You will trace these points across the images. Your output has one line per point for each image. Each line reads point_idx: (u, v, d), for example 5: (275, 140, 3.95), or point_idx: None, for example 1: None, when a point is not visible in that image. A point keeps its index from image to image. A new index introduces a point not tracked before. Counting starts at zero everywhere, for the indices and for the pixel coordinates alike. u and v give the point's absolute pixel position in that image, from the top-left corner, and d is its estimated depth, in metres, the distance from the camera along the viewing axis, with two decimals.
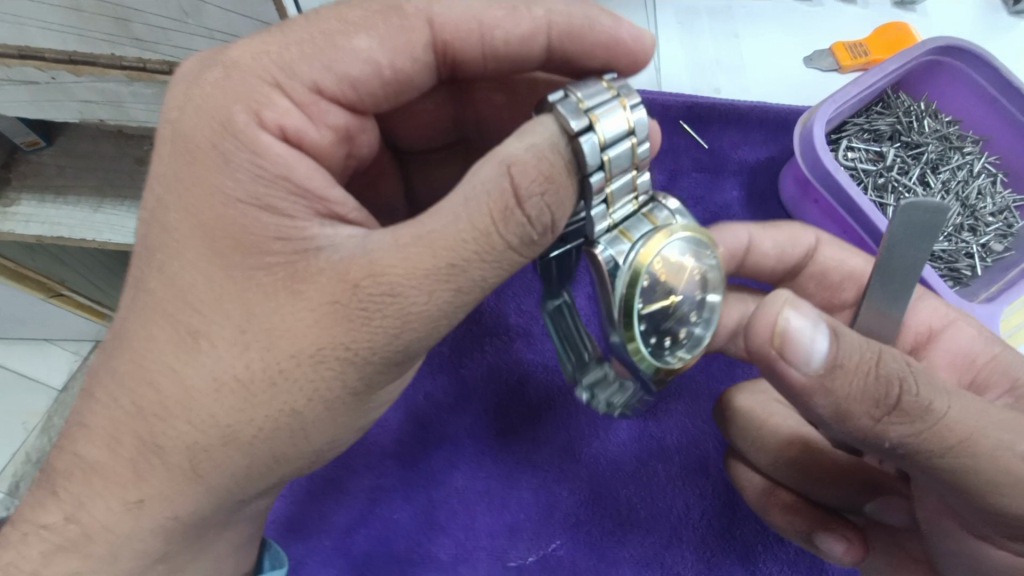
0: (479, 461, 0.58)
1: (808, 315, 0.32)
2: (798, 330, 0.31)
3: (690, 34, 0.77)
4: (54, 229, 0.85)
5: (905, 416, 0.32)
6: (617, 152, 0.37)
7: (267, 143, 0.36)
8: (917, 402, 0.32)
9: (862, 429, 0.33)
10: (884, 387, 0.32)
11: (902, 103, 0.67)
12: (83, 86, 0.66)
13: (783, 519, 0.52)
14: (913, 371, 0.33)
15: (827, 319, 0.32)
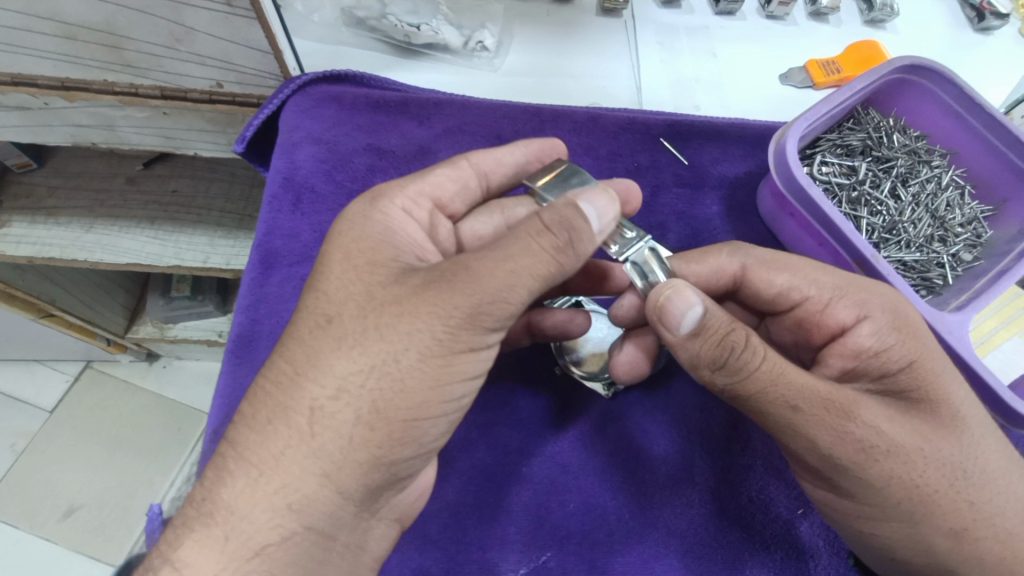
0: (470, 475, 0.59)
1: (687, 291, 0.46)
2: (682, 303, 0.45)
3: (671, 53, 0.79)
4: (44, 250, 0.85)
5: (728, 370, 0.45)
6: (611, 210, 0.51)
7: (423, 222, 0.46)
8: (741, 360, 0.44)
9: (704, 376, 0.47)
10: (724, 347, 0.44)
11: (872, 119, 0.69)
12: (76, 109, 0.68)
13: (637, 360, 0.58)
14: (751, 341, 0.44)
15: (703, 303, 0.45)
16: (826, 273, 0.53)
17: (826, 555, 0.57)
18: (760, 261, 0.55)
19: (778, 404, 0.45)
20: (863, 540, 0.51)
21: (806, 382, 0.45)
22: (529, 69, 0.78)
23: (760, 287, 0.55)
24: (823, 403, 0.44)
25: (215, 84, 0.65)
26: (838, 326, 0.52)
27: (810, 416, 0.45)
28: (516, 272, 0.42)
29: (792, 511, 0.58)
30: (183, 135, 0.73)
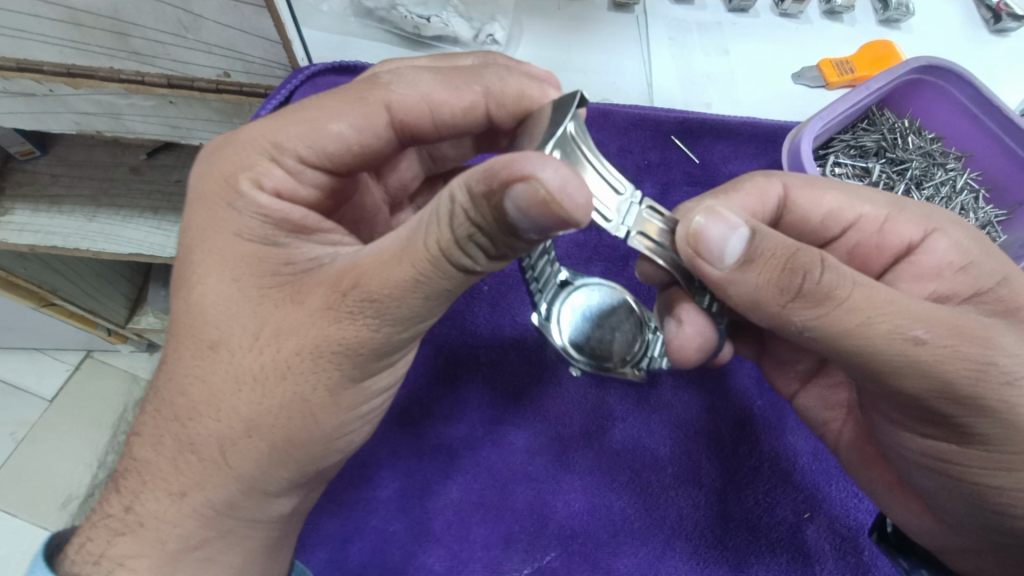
0: (475, 472, 0.58)
1: (727, 214, 0.40)
2: (721, 224, 0.39)
3: (682, 49, 0.78)
4: (48, 239, 0.85)
5: (812, 301, 0.38)
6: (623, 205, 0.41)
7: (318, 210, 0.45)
8: (825, 286, 0.38)
9: (773, 314, 0.40)
10: (794, 275, 0.38)
11: (886, 120, 0.68)
12: (81, 97, 0.67)
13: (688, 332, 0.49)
14: (828, 263, 0.39)
15: (747, 223, 0.40)
16: (876, 194, 0.52)
17: (832, 559, 0.57)
18: (804, 184, 0.53)
19: (889, 339, 0.38)
20: (977, 502, 0.43)
21: (915, 308, 0.39)
22: (538, 63, 0.77)
23: (806, 212, 0.53)
24: (944, 328, 0.38)
25: (222, 73, 0.64)
26: (903, 244, 0.51)
27: (935, 349, 0.37)
28: (366, 282, 0.36)
29: (798, 515, 0.58)
30: (189, 124, 0.72)
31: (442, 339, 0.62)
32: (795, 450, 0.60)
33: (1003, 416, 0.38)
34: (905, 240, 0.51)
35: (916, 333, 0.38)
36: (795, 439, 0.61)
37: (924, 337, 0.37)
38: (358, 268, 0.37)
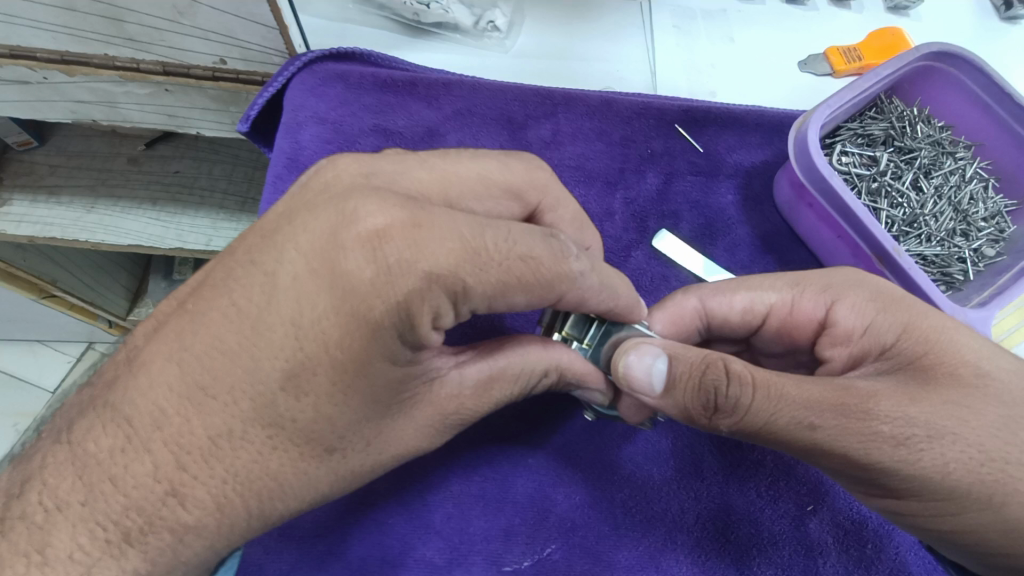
0: (475, 466, 0.57)
1: (641, 353, 0.45)
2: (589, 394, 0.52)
3: (687, 37, 0.77)
4: (46, 230, 0.84)
5: (726, 411, 0.42)
6: (578, 334, 0.51)
7: None
8: (727, 396, 0.41)
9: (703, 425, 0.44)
10: (704, 390, 0.42)
11: (894, 108, 0.67)
12: (77, 85, 0.66)
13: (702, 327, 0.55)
14: (731, 371, 0.42)
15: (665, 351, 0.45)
16: (775, 278, 0.53)
17: (834, 553, 0.56)
18: (713, 292, 0.54)
19: (796, 423, 0.41)
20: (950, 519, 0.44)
21: (805, 394, 0.41)
22: (540, 51, 0.75)
23: (725, 314, 0.54)
24: (830, 411, 0.41)
25: (218, 60, 0.63)
26: (814, 320, 0.51)
27: (829, 429, 0.41)
28: (462, 410, 0.47)
29: (801, 508, 0.57)
30: (186, 113, 0.72)
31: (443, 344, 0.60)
32: None
33: (914, 460, 0.41)
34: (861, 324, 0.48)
35: (810, 418, 0.41)
36: None
37: (817, 422, 0.41)
38: (461, 398, 0.46)
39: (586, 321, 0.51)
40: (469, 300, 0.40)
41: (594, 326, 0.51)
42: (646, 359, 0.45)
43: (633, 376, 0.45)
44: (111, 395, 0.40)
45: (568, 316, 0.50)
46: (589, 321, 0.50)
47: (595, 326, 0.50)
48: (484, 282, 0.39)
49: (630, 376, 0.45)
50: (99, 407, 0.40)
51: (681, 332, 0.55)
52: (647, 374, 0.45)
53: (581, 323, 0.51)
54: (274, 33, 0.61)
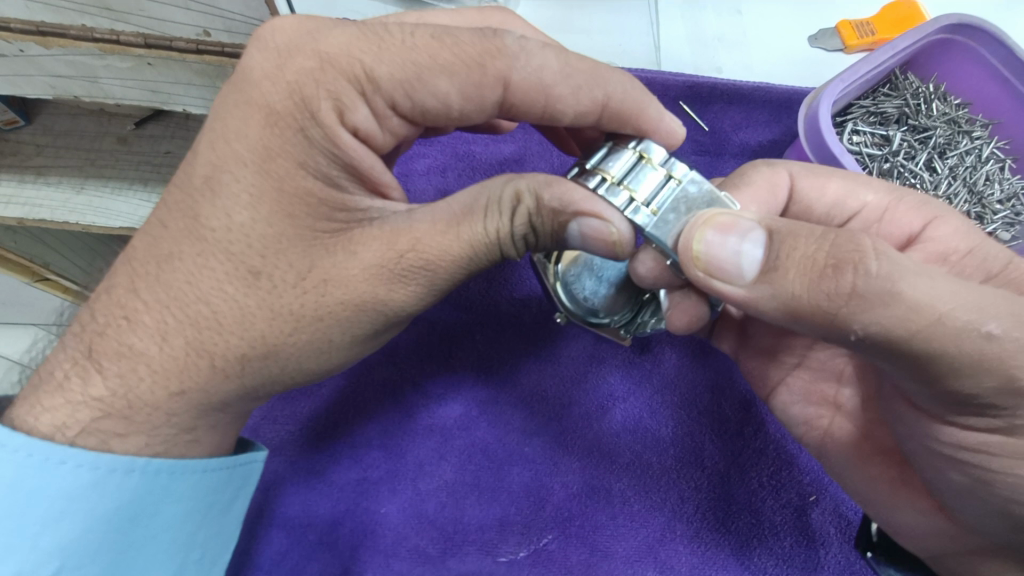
0: (469, 453, 0.56)
1: (739, 224, 0.35)
2: (594, 225, 0.37)
3: (693, 10, 0.74)
4: (34, 211, 0.83)
5: (868, 302, 0.32)
6: (639, 180, 0.39)
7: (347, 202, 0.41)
8: (880, 284, 0.32)
9: (818, 322, 0.34)
10: (834, 275, 0.32)
11: (910, 85, 0.64)
12: (54, 58, 0.63)
13: (803, 208, 0.49)
14: (885, 252, 0.32)
15: (759, 226, 0.35)
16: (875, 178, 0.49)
17: (836, 543, 0.55)
18: (807, 171, 0.48)
19: (958, 340, 0.33)
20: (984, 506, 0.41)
21: (977, 296, 0.33)
22: (539, 24, 0.72)
23: (813, 201, 0.49)
24: (1011, 317, 0.33)
25: (201, 31, 0.60)
26: (903, 235, 0.48)
27: (1010, 343, 0.32)
28: (423, 249, 0.39)
29: (803, 498, 0.56)
30: (170, 89, 0.68)
31: (435, 316, 0.59)
32: None
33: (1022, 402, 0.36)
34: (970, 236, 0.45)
35: (990, 327, 0.33)
36: None
37: (997, 332, 0.32)
38: (415, 233, 0.39)
39: (636, 163, 0.39)
40: (381, 96, 0.39)
41: (669, 181, 0.38)
42: (741, 231, 0.35)
43: (717, 249, 0.35)
44: (108, 373, 0.40)
45: (634, 157, 0.39)
46: (641, 163, 0.39)
47: (670, 180, 0.38)
48: (391, 66, 0.39)
49: (715, 247, 0.35)
50: (98, 388, 0.40)
51: (770, 206, 0.48)
52: (731, 250, 0.35)
53: (641, 166, 0.39)
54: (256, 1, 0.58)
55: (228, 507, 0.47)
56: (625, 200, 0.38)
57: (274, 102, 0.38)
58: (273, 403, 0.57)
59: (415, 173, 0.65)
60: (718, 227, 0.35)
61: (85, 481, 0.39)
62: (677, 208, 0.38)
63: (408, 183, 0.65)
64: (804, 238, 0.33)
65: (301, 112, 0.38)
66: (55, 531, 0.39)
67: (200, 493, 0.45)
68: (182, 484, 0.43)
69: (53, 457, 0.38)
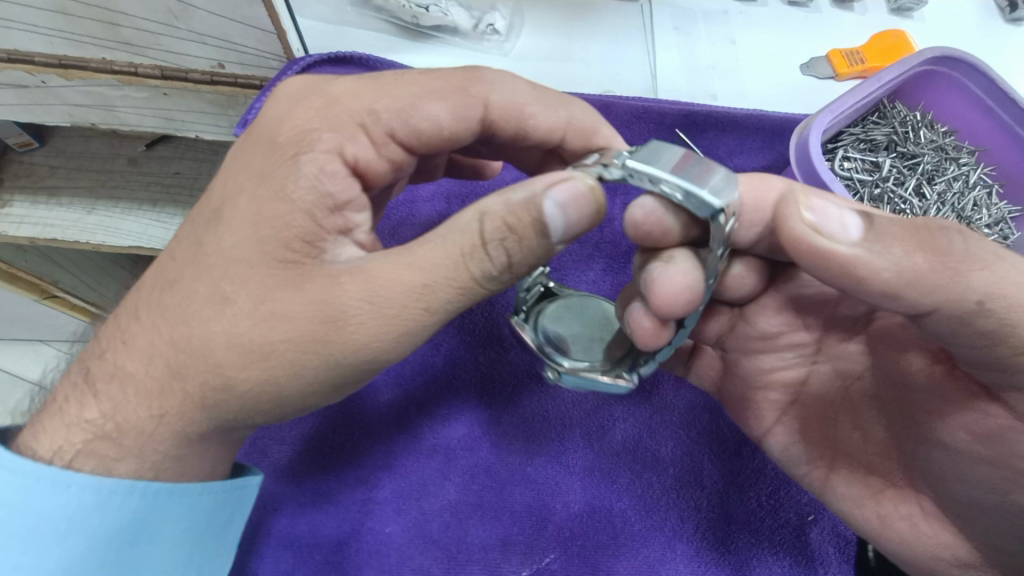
0: (472, 473, 0.57)
1: (831, 202, 0.39)
2: (566, 192, 0.37)
3: (688, 39, 0.76)
4: (46, 231, 0.85)
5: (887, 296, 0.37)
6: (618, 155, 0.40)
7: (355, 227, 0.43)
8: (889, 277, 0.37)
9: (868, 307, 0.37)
10: (865, 263, 0.37)
11: (897, 113, 0.67)
12: (73, 89, 0.66)
13: None
14: (882, 253, 0.37)
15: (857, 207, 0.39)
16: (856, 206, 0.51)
17: (835, 563, 0.56)
18: None
19: None
20: None
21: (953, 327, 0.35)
22: (540, 53, 0.75)
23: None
24: None
25: (216, 63, 0.63)
26: None
27: None
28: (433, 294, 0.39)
29: (800, 518, 0.57)
30: (183, 117, 0.71)
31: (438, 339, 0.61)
32: None
33: None
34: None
35: None
36: None
37: None
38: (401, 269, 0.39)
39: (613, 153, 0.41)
40: None
41: (636, 149, 0.40)
42: (843, 207, 0.38)
43: (822, 212, 0.38)
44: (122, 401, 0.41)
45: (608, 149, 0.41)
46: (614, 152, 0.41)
47: (637, 149, 0.40)
48: None
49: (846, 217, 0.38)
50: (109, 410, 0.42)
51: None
52: (845, 218, 0.38)
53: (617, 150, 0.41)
54: (269, 35, 0.61)
55: (221, 529, 0.49)
56: (613, 170, 0.39)
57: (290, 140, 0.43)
58: (276, 430, 0.58)
59: (419, 198, 0.68)
60: (821, 199, 0.38)
61: (85, 505, 0.41)
62: (648, 156, 0.38)
63: (412, 207, 0.67)
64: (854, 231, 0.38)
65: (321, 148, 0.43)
66: (53, 555, 0.41)
67: (196, 516, 0.46)
68: (179, 508, 0.45)
69: (57, 480, 0.40)
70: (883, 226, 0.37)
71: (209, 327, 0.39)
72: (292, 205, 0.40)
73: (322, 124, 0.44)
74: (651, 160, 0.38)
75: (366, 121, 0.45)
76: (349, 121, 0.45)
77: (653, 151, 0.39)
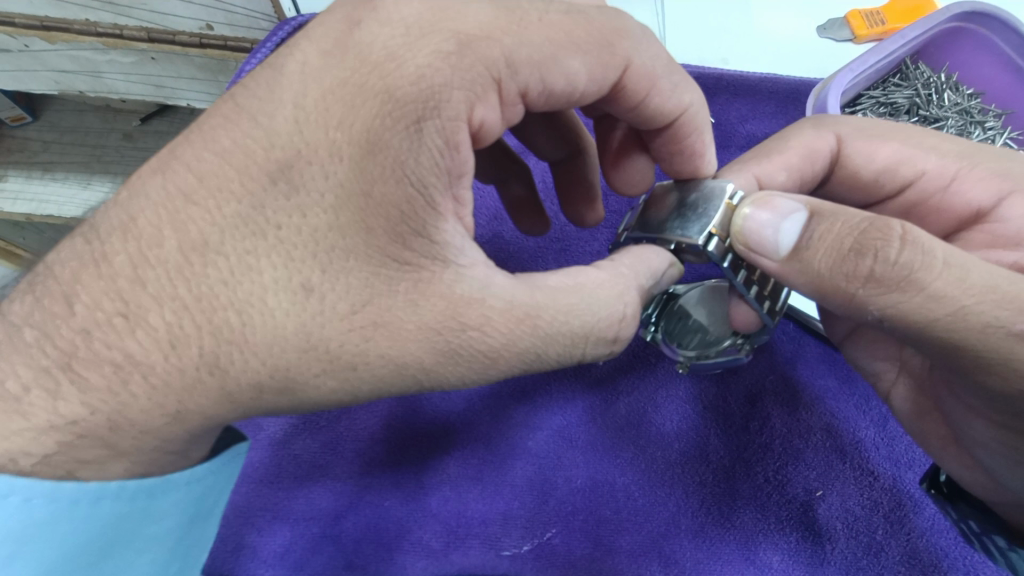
0: (473, 447, 0.56)
1: (779, 204, 0.38)
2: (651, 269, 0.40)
3: (698, 2, 0.73)
4: (42, 207, 0.84)
5: (887, 284, 0.33)
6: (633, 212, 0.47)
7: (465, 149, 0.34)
8: (894, 271, 0.33)
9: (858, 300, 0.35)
10: (857, 256, 0.34)
11: (921, 74, 0.63)
12: (58, 53, 0.64)
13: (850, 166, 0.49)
14: (903, 235, 0.33)
15: (806, 206, 0.37)
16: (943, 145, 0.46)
17: (843, 538, 0.54)
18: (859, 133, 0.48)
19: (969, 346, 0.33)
20: None
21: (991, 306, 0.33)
22: None
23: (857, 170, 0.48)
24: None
25: (204, 25, 0.60)
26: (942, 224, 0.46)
27: None
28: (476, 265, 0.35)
29: (810, 493, 0.55)
30: (174, 84, 0.68)
31: None
32: (810, 426, 0.57)
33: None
34: (978, 203, 0.44)
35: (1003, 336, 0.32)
36: (808, 415, 0.58)
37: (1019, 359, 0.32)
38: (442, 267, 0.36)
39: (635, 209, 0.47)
40: None
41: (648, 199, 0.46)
42: (790, 208, 0.38)
43: (756, 223, 0.38)
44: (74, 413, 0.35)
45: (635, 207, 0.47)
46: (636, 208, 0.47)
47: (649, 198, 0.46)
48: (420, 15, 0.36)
49: (791, 223, 0.37)
50: (46, 374, 0.32)
51: (808, 174, 0.49)
52: (777, 226, 0.37)
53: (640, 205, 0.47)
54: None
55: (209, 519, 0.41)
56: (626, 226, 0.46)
57: (410, 94, 0.33)
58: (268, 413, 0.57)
59: None
60: (757, 208, 0.38)
61: (42, 518, 0.32)
62: (664, 206, 0.44)
63: None
64: (836, 228, 0.35)
65: (445, 103, 0.33)
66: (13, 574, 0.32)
67: (186, 503, 0.39)
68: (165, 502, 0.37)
69: None
70: (815, 249, 0.36)
71: (261, 305, 0.32)
72: (406, 186, 0.33)
73: (450, 77, 0.34)
74: (663, 210, 0.44)
75: (502, 73, 0.35)
76: (485, 73, 0.34)
77: (667, 198, 0.44)
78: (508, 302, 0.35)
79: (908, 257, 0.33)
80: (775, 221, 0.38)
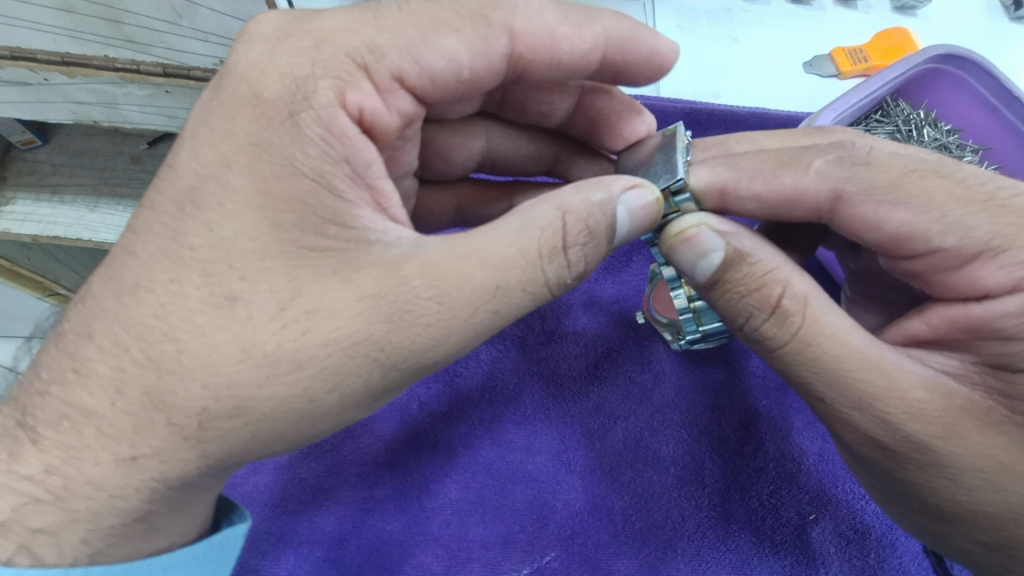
0: (473, 470, 0.57)
1: (703, 240, 0.38)
2: (636, 198, 0.37)
3: (691, 39, 0.76)
4: (49, 229, 0.85)
5: (756, 337, 0.39)
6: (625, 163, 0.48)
7: (343, 124, 0.38)
8: (767, 332, 0.38)
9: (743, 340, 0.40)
10: (738, 313, 0.39)
11: (901, 112, 0.66)
12: (77, 86, 0.66)
13: None
14: (781, 306, 0.37)
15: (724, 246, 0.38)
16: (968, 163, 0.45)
17: (836, 563, 0.55)
18: None
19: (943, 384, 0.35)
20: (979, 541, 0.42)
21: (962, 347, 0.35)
22: None
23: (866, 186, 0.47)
24: None
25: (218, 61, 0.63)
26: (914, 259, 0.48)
27: None
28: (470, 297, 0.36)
29: (803, 517, 0.57)
30: (185, 114, 0.71)
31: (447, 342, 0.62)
32: (803, 451, 0.59)
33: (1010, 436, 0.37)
34: None
35: None
36: (801, 440, 0.59)
37: None
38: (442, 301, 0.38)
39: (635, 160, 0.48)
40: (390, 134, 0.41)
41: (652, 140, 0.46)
42: (712, 244, 0.38)
43: (680, 248, 0.39)
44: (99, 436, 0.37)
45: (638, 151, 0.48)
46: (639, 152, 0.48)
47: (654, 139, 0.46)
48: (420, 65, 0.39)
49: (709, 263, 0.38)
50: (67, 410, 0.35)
51: None
52: (693, 258, 0.38)
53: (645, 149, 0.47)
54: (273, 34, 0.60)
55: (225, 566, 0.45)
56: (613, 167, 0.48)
57: (277, 93, 0.37)
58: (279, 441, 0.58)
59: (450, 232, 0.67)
60: (685, 236, 0.38)
61: None
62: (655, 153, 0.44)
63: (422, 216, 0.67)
64: (740, 281, 0.38)
65: (314, 93, 0.37)
66: None
67: None
68: None
69: None
70: (718, 292, 0.39)
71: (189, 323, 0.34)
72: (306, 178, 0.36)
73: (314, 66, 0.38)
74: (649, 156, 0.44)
75: (366, 59, 0.39)
76: (348, 61, 0.39)
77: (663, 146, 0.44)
78: (443, 252, 0.34)
79: (770, 326, 0.38)
80: (688, 255, 0.39)
